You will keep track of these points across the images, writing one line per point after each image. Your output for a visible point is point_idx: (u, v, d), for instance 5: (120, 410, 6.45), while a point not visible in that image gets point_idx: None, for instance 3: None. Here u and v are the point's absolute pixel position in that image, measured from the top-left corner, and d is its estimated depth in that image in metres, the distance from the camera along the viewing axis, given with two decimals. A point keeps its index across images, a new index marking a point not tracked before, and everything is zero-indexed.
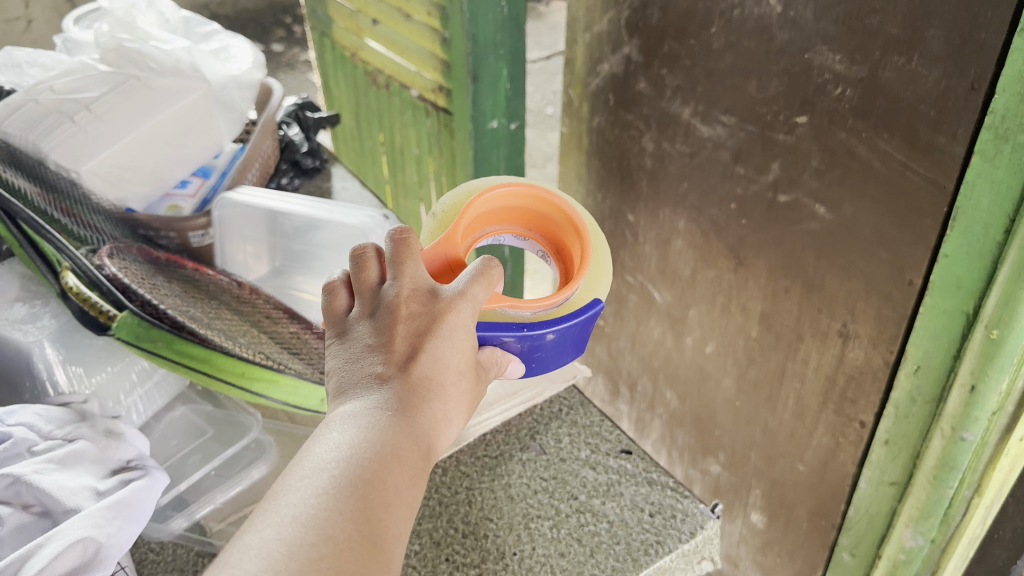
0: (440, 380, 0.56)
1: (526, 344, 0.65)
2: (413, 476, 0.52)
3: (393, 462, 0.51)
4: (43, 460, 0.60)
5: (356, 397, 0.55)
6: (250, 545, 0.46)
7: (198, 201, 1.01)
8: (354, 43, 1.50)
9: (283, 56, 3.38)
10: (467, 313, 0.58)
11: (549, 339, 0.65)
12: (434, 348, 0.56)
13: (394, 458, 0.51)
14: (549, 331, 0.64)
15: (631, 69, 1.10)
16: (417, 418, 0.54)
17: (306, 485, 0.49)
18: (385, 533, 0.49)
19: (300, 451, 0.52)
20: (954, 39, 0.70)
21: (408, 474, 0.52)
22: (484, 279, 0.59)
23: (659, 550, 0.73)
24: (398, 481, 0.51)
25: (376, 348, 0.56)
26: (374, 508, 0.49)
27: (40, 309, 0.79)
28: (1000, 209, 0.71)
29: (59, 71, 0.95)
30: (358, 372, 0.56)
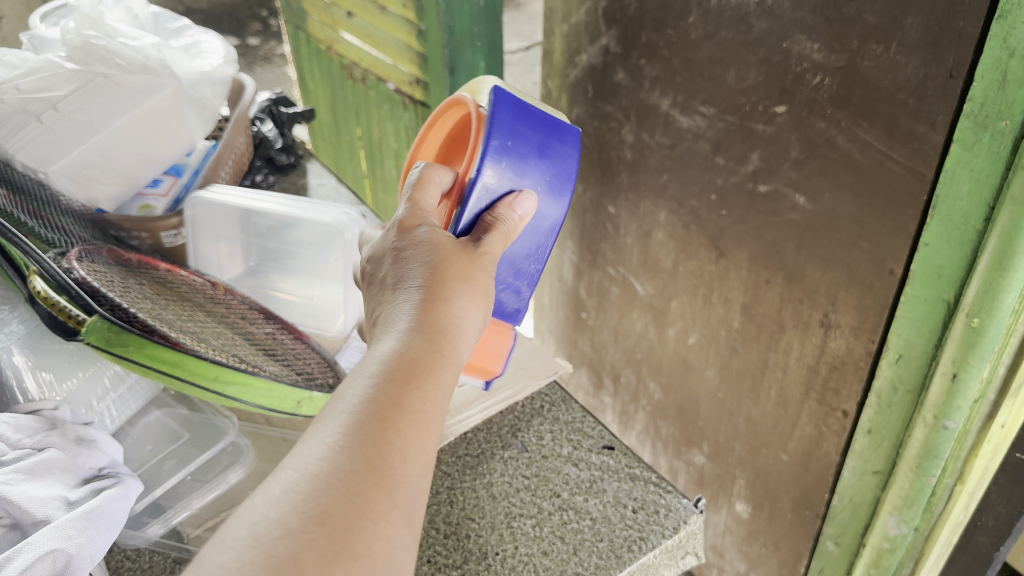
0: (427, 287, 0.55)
1: (503, 175, 0.67)
2: (416, 384, 0.49)
3: (384, 382, 0.48)
4: (11, 471, 0.59)
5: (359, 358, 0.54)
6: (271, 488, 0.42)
7: (171, 200, 1.00)
8: (329, 36, 1.48)
9: (259, 49, 3.33)
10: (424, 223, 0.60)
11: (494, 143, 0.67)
12: (401, 270, 0.57)
13: (390, 376, 0.48)
14: (492, 151, 0.66)
15: (609, 60, 1.09)
16: (412, 332, 0.52)
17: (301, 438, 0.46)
18: (384, 448, 0.45)
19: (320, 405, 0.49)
20: (933, 27, 0.69)
21: (410, 382, 0.49)
22: (424, 186, 0.64)
23: (643, 546, 0.73)
24: (399, 395, 0.48)
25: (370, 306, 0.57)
26: (378, 425, 0.45)
27: (7, 314, 0.74)
28: (980, 197, 0.71)
29: (25, 68, 0.90)
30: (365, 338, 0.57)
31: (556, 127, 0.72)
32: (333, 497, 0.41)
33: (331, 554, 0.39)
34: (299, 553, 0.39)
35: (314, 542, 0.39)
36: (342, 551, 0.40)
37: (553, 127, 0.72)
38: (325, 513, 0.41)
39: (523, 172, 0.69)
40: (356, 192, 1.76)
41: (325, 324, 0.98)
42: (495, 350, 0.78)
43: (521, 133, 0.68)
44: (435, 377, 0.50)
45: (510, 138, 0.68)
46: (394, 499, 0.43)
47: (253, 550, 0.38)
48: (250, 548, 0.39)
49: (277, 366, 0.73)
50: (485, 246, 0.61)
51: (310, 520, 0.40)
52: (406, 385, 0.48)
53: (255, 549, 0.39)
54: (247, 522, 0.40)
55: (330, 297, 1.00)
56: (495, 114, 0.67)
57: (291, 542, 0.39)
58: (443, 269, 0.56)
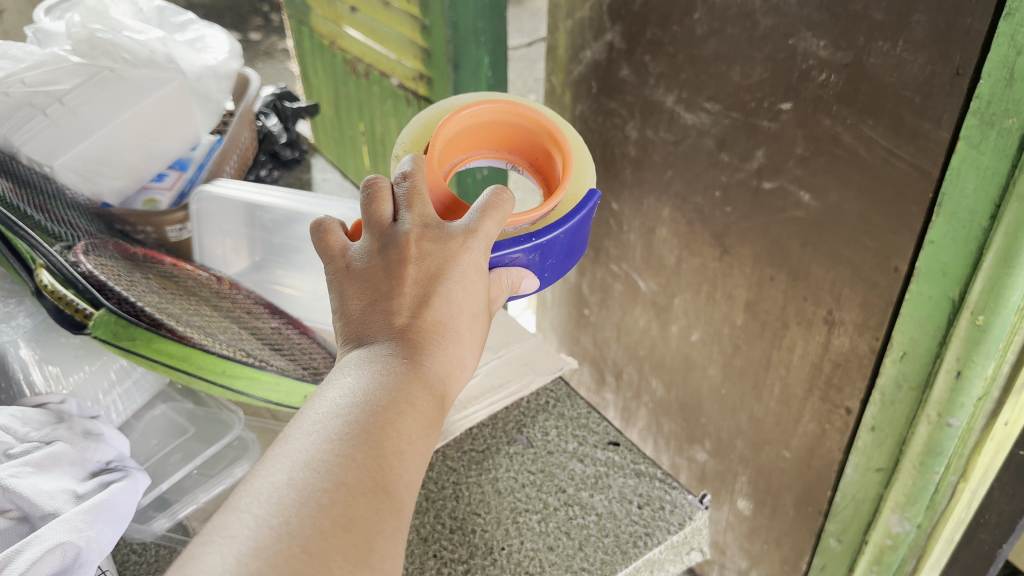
0: (455, 323, 0.55)
1: (537, 255, 0.68)
2: (426, 424, 0.51)
3: (403, 414, 0.50)
4: (20, 464, 0.59)
5: (368, 346, 0.54)
6: (292, 485, 0.45)
7: (175, 194, 1.01)
8: (332, 31, 1.47)
9: (260, 44, 3.33)
10: (482, 254, 0.58)
11: (559, 237, 0.68)
12: (448, 291, 0.55)
13: (409, 409, 0.50)
14: (552, 240, 0.68)
15: (613, 56, 1.09)
16: (434, 358, 0.54)
17: (320, 432, 0.48)
18: (397, 480, 0.47)
19: (331, 402, 0.50)
20: (940, 25, 0.69)
21: (422, 420, 0.51)
22: (495, 215, 0.58)
23: (648, 541, 0.73)
24: (412, 434, 0.50)
25: (387, 288, 0.55)
26: (393, 457, 0.48)
27: (14, 308, 0.75)
28: (986, 194, 0.71)
29: (30, 62, 0.90)
30: (372, 318, 0.55)
31: (578, 250, 0.74)
32: (352, 513, 0.44)
33: (354, 564, 0.43)
34: (327, 558, 0.42)
35: (340, 553, 0.43)
36: (362, 565, 0.43)
37: (580, 248, 0.75)
38: (344, 523, 0.44)
39: (544, 263, 0.70)
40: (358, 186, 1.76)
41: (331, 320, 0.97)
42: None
43: (566, 245, 0.71)
44: (436, 419, 0.53)
45: (564, 240, 0.69)
46: (401, 527, 0.46)
47: (284, 549, 0.42)
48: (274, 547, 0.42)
49: (283, 360, 0.73)
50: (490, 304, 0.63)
51: (337, 531, 0.43)
52: (420, 423, 0.51)
53: (288, 547, 0.42)
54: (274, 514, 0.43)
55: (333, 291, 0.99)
56: (578, 217, 0.69)
57: (319, 546, 0.42)
58: (473, 307, 0.57)
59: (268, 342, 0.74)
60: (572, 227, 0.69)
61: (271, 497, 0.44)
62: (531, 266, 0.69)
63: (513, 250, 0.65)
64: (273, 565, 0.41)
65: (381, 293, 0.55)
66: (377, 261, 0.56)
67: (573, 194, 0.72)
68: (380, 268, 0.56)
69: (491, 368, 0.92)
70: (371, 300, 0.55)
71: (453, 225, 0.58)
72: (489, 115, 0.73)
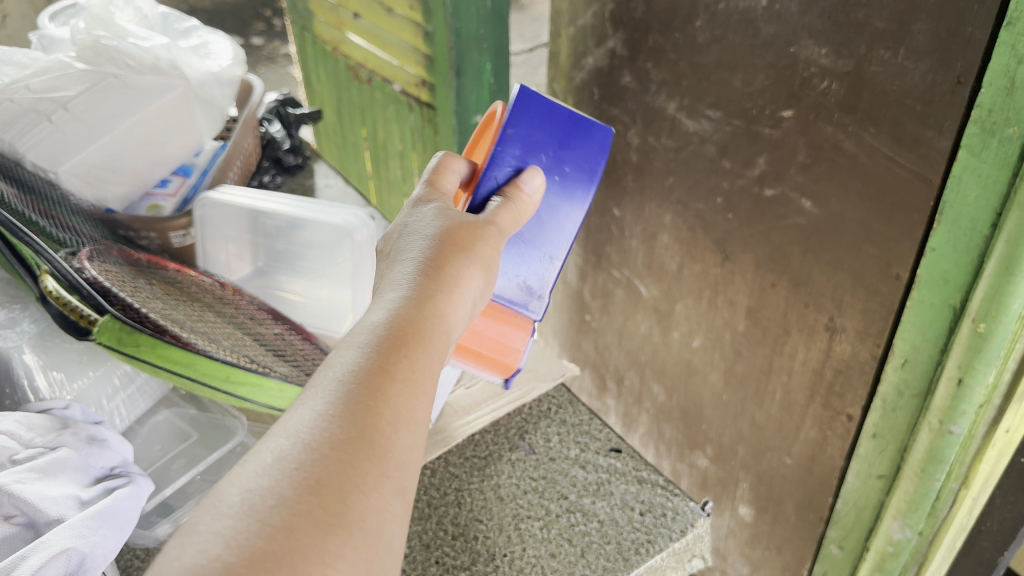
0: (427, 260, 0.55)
1: (516, 163, 0.71)
2: (410, 358, 0.48)
3: (378, 350, 0.48)
4: (24, 469, 0.59)
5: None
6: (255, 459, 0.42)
7: (179, 200, 1.01)
8: (334, 37, 1.48)
9: (262, 49, 3.34)
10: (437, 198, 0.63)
11: (511, 133, 0.70)
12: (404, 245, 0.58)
13: (386, 343, 0.48)
14: (504, 144, 0.70)
15: (615, 63, 1.09)
16: (407, 294, 0.53)
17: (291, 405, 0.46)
18: (375, 425, 0.44)
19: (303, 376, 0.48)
20: (941, 33, 0.69)
21: (402, 350, 0.48)
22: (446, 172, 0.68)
23: (650, 549, 0.73)
24: (391, 365, 0.47)
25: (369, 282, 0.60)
26: (368, 398, 0.45)
27: (18, 314, 0.75)
28: (987, 202, 0.72)
29: (35, 68, 0.93)
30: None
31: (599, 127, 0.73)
32: (319, 467, 0.41)
33: (326, 526, 0.39)
34: (292, 527, 0.38)
35: (312, 517, 0.39)
36: (337, 525, 0.39)
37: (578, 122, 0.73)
38: (313, 482, 0.40)
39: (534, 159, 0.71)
40: (360, 192, 1.76)
41: (333, 325, 0.99)
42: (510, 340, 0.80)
43: (551, 121, 0.71)
44: (426, 357, 0.49)
45: (526, 132, 0.71)
46: (385, 477, 0.43)
47: (250, 526, 0.38)
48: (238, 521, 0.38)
49: (286, 367, 0.74)
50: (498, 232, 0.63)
51: (305, 493, 0.40)
52: (400, 354, 0.48)
53: (248, 524, 0.38)
54: (240, 487, 0.40)
55: (338, 298, 1.00)
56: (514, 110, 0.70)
57: (286, 514, 0.39)
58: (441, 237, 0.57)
59: (271, 349, 0.75)
60: (516, 121, 0.70)
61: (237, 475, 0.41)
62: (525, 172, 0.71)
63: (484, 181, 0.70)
64: (234, 548, 0.37)
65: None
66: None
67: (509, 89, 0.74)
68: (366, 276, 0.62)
69: (493, 375, 0.92)
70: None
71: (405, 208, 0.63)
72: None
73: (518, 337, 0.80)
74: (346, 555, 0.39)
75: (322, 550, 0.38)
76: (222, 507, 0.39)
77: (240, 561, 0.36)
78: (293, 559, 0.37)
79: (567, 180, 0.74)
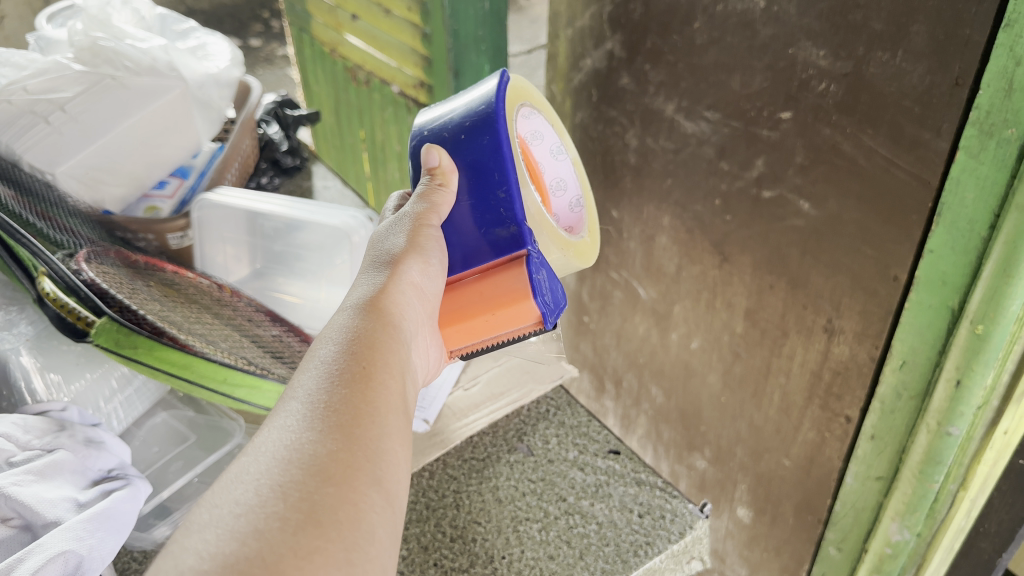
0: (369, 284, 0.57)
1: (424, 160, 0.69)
2: (357, 357, 0.49)
3: (325, 360, 0.48)
4: (22, 472, 0.59)
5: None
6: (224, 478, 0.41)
7: (177, 201, 1.01)
8: (332, 39, 1.48)
9: (261, 51, 3.34)
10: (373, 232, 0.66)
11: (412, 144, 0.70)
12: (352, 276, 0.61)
13: (333, 355, 0.49)
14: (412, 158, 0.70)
15: (614, 65, 1.09)
16: (352, 314, 0.53)
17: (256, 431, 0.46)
18: (331, 419, 0.44)
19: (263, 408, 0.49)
20: (939, 35, 0.69)
21: (348, 358, 0.49)
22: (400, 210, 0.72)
23: (649, 551, 0.73)
24: (339, 370, 0.48)
25: None
26: (316, 396, 0.45)
27: (16, 316, 0.75)
28: (985, 204, 0.72)
29: (33, 70, 0.92)
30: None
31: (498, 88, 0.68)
32: (280, 466, 0.41)
33: (297, 519, 0.38)
34: (263, 526, 0.38)
35: (280, 515, 0.38)
36: (306, 518, 0.39)
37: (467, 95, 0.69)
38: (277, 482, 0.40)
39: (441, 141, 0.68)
40: (359, 193, 1.76)
41: None
42: (508, 289, 0.65)
43: (450, 111, 0.69)
44: (376, 352, 0.50)
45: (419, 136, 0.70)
46: (355, 464, 0.42)
47: (218, 533, 0.37)
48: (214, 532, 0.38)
49: (284, 368, 0.74)
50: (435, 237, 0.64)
51: (274, 493, 0.39)
52: (350, 363, 0.49)
53: (224, 533, 0.37)
54: (207, 508, 0.39)
55: (335, 299, 1.00)
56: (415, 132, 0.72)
57: (255, 517, 0.38)
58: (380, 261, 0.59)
59: (268, 350, 0.74)
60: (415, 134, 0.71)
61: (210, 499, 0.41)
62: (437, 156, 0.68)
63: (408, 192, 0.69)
64: (209, 558, 0.36)
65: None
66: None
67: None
68: None
69: (492, 377, 0.92)
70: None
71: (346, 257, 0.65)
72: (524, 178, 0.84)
73: (521, 276, 0.65)
74: (322, 545, 0.38)
75: (300, 542, 0.37)
76: (194, 527, 0.38)
77: (214, 566, 0.36)
78: (266, 555, 0.36)
79: (474, 135, 0.66)
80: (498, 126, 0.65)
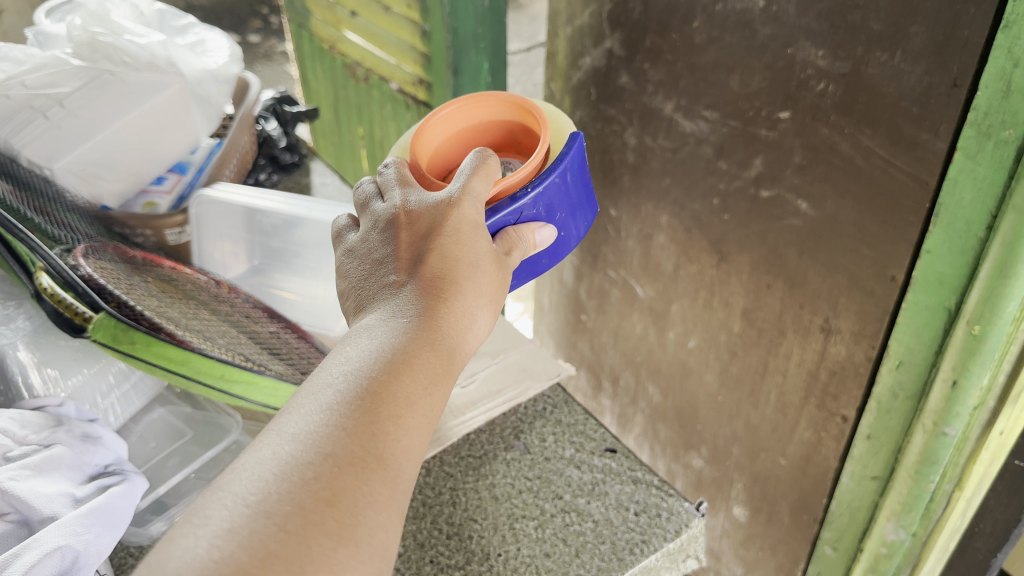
0: (456, 276, 0.56)
1: (541, 207, 0.70)
2: (428, 381, 0.50)
3: (401, 373, 0.49)
4: (19, 467, 0.59)
5: (368, 312, 0.55)
6: (274, 458, 0.44)
7: (174, 197, 1.01)
8: (331, 35, 1.48)
9: (259, 47, 3.34)
10: (476, 209, 0.59)
11: (554, 180, 0.69)
12: (438, 243, 0.56)
13: (406, 366, 0.50)
14: (548, 185, 0.69)
15: (613, 63, 1.09)
16: (427, 313, 0.53)
17: (312, 404, 0.47)
18: (391, 445, 0.46)
19: (319, 369, 0.50)
20: (938, 36, 0.69)
21: (422, 380, 0.50)
22: (482, 172, 0.60)
23: (645, 549, 0.73)
24: (411, 392, 0.49)
25: (387, 260, 0.57)
26: (385, 415, 0.47)
27: (14, 310, 0.76)
28: (983, 205, 0.72)
29: (31, 64, 0.91)
30: (376, 285, 0.56)
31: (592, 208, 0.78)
32: (334, 477, 0.43)
33: (336, 540, 0.41)
34: (306, 535, 0.41)
35: (324, 530, 0.41)
36: (345, 538, 0.42)
37: (587, 200, 0.77)
38: (328, 493, 0.43)
39: (553, 215, 0.72)
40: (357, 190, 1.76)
41: (330, 325, 0.97)
42: None
43: (574, 201, 0.74)
44: (442, 373, 0.51)
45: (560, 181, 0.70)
46: (397, 496, 0.45)
47: (261, 530, 0.40)
48: (257, 520, 0.41)
49: (281, 365, 0.74)
50: (507, 257, 0.64)
51: (319, 506, 0.42)
52: (420, 382, 0.50)
53: (264, 527, 0.40)
54: (257, 491, 0.42)
55: (333, 296, 1.00)
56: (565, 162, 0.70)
57: (299, 523, 0.41)
58: (469, 254, 0.57)
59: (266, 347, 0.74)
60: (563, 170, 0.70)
61: (255, 470, 0.43)
62: (541, 220, 0.70)
63: (521, 217, 0.68)
64: (245, 548, 0.40)
65: (379, 262, 0.57)
66: (381, 236, 0.59)
67: (557, 144, 0.74)
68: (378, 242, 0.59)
69: (490, 373, 0.92)
70: (372, 269, 0.57)
71: (443, 193, 0.59)
72: (463, 118, 0.79)
73: None
74: (352, 568, 0.41)
75: (330, 563, 0.41)
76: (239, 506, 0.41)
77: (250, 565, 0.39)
78: (301, 566, 0.40)
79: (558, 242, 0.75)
80: (555, 261, 0.77)
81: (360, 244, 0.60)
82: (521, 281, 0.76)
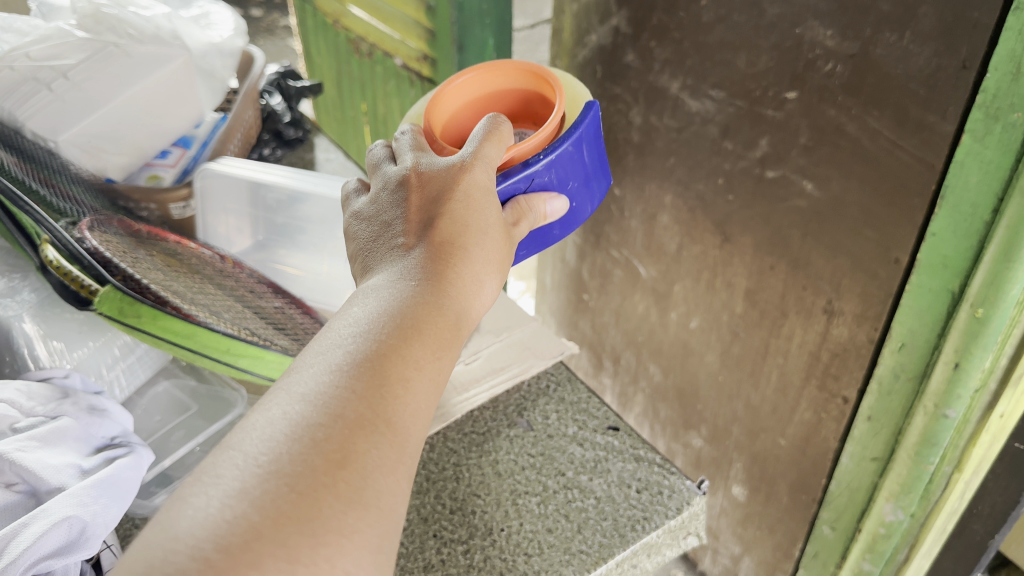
0: (465, 242, 0.56)
1: (554, 176, 0.70)
2: (436, 348, 0.50)
3: (408, 338, 0.49)
4: (25, 438, 0.59)
5: (375, 272, 0.55)
6: (282, 419, 0.44)
7: (179, 170, 1.00)
8: (335, 9, 1.47)
9: (263, 20, 3.32)
10: (487, 174, 0.59)
11: (566, 148, 0.69)
12: (448, 210, 0.56)
13: (414, 330, 0.50)
14: (560, 155, 0.69)
15: (619, 41, 1.09)
16: (435, 277, 0.53)
17: (320, 365, 0.47)
18: (399, 409, 0.46)
19: (327, 329, 0.50)
20: (947, 17, 0.69)
21: (430, 345, 0.50)
22: (494, 137, 0.61)
23: (646, 526, 0.73)
24: (417, 357, 0.49)
25: (394, 224, 0.57)
26: (393, 380, 0.47)
27: (18, 283, 0.76)
28: (990, 187, 0.72)
29: (35, 36, 0.90)
30: (383, 247, 0.56)
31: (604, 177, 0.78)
32: (344, 439, 0.43)
33: (346, 502, 0.42)
34: (316, 497, 0.41)
35: (334, 492, 0.42)
36: (354, 501, 0.42)
37: (600, 169, 0.76)
38: (338, 455, 0.43)
39: (565, 184, 0.71)
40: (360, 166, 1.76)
41: (332, 300, 0.97)
42: None
43: (586, 168, 0.73)
44: (449, 340, 0.51)
45: (573, 151, 0.70)
46: (403, 459, 0.45)
47: (272, 490, 0.40)
48: (269, 479, 0.41)
49: (287, 339, 0.74)
50: (515, 228, 0.64)
51: (329, 467, 0.42)
52: (428, 349, 0.50)
53: (276, 487, 0.41)
54: (268, 450, 0.42)
55: (337, 272, 1.00)
56: (579, 130, 0.70)
57: (308, 484, 0.41)
58: (476, 220, 0.57)
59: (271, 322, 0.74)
60: (575, 138, 0.70)
61: (265, 429, 0.43)
62: (554, 189, 0.70)
63: (536, 184, 0.69)
64: (257, 508, 0.40)
65: (389, 223, 0.57)
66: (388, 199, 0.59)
67: (572, 111, 0.74)
68: (387, 202, 0.59)
69: (493, 352, 0.92)
70: (381, 231, 0.57)
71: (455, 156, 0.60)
72: (478, 85, 0.79)
73: None
74: (362, 530, 0.42)
75: (341, 525, 0.41)
76: (250, 465, 0.42)
77: (260, 526, 0.39)
78: (313, 527, 0.40)
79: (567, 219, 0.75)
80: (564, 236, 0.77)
81: (368, 206, 0.60)
82: (530, 252, 0.76)
